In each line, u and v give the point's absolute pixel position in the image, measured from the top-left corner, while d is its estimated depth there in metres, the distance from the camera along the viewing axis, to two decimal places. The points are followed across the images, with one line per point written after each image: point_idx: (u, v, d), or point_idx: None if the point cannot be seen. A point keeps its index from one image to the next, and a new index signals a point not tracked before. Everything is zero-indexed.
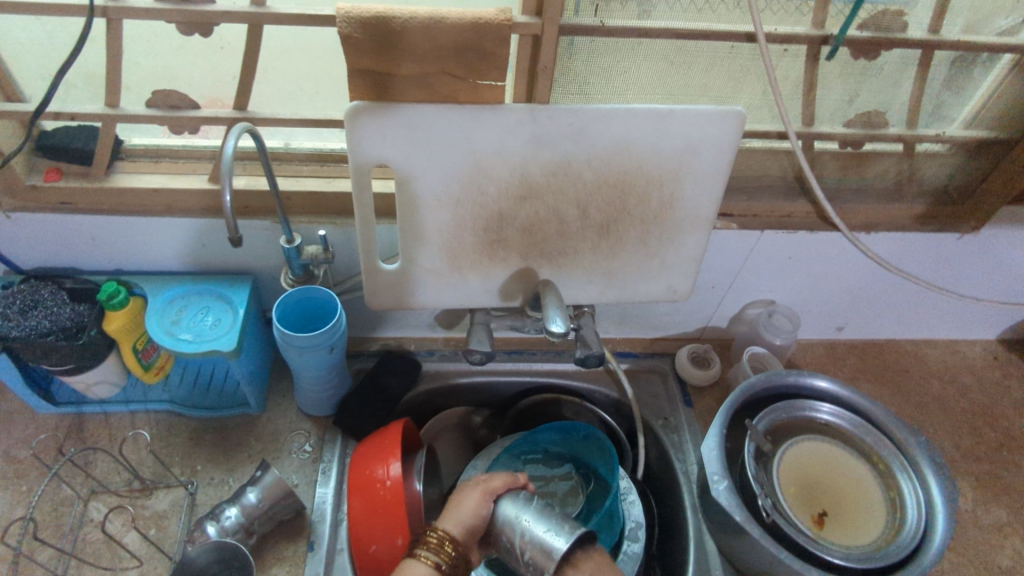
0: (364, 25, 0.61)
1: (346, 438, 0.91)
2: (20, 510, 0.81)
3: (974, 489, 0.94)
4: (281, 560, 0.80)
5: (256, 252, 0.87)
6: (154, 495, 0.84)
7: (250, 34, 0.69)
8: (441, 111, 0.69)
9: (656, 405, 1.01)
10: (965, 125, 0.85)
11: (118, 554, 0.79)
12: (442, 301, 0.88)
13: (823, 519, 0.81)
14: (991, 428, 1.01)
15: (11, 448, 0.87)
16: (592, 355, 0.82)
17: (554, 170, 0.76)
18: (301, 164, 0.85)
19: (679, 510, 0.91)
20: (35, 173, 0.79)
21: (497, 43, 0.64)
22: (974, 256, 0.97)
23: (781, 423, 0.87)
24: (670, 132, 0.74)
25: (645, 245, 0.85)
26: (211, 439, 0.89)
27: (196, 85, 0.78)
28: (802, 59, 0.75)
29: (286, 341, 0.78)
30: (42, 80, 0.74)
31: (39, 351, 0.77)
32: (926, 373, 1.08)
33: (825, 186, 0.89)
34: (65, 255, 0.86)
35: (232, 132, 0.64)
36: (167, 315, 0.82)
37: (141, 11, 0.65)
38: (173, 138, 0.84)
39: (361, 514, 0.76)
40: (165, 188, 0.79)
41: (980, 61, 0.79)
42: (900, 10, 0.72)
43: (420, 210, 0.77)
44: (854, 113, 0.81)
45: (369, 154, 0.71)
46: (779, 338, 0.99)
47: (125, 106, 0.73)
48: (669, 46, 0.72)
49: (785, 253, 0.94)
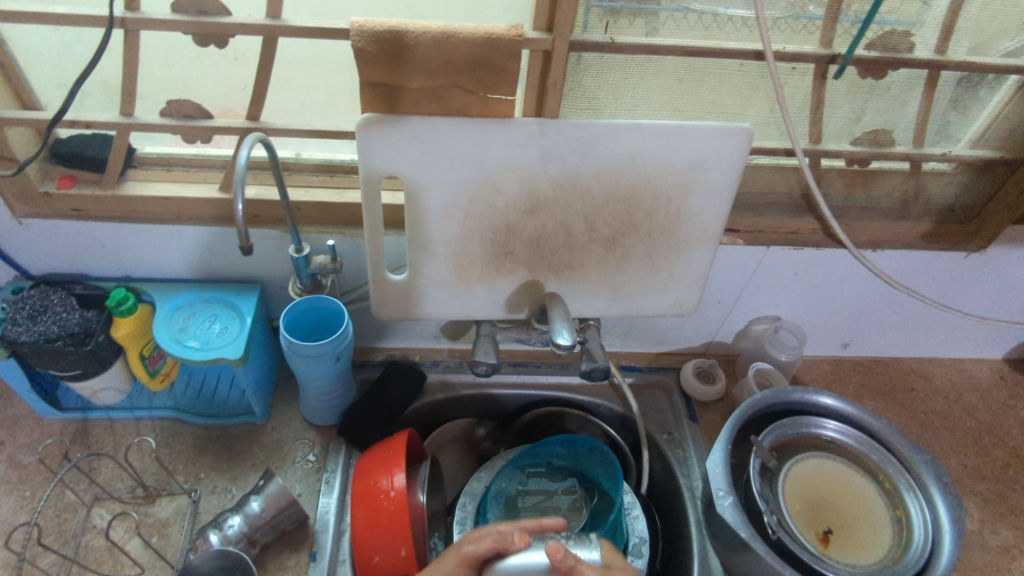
0: (377, 37, 0.62)
1: (350, 448, 0.91)
2: (24, 516, 0.81)
3: (980, 509, 0.93)
4: (283, 569, 0.79)
5: (264, 261, 0.88)
6: (157, 502, 0.83)
7: (265, 46, 0.69)
8: (452, 124, 0.70)
9: (661, 419, 1.01)
10: (971, 144, 0.85)
11: (120, 561, 0.79)
12: (448, 312, 0.88)
13: (828, 537, 0.80)
14: (997, 448, 1.01)
15: (16, 453, 0.87)
16: (597, 370, 0.81)
17: (562, 184, 0.76)
18: (311, 175, 0.86)
19: (684, 525, 0.91)
20: (48, 180, 0.80)
21: (508, 58, 0.64)
22: (980, 275, 0.97)
23: (787, 440, 0.87)
24: (678, 147, 0.75)
25: (652, 259, 0.85)
26: (215, 447, 0.89)
27: (210, 95, 0.79)
28: (810, 78, 0.76)
29: (292, 350, 0.78)
30: (59, 88, 0.75)
31: (46, 356, 0.77)
32: (932, 391, 1.08)
33: (832, 203, 0.90)
34: (75, 262, 0.87)
35: (245, 142, 0.65)
36: (175, 322, 0.83)
37: (159, 23, 0.66)
38: (185, 147, 0.84)
39: (363, 525, 0.76)
40: (176, 196, 0.80)
41: (986, 81, 0.79)
42: (907, 30, 0.73)
43: (429, 222, 0.78)
44: (862, 131, 0.82)
45: (379, 166, 0.71)
46: (784, 354, 1.00)
47: (140, 116, 0.74)
48: (678, 62, 0.73)
49: (792, 270, 0.94)
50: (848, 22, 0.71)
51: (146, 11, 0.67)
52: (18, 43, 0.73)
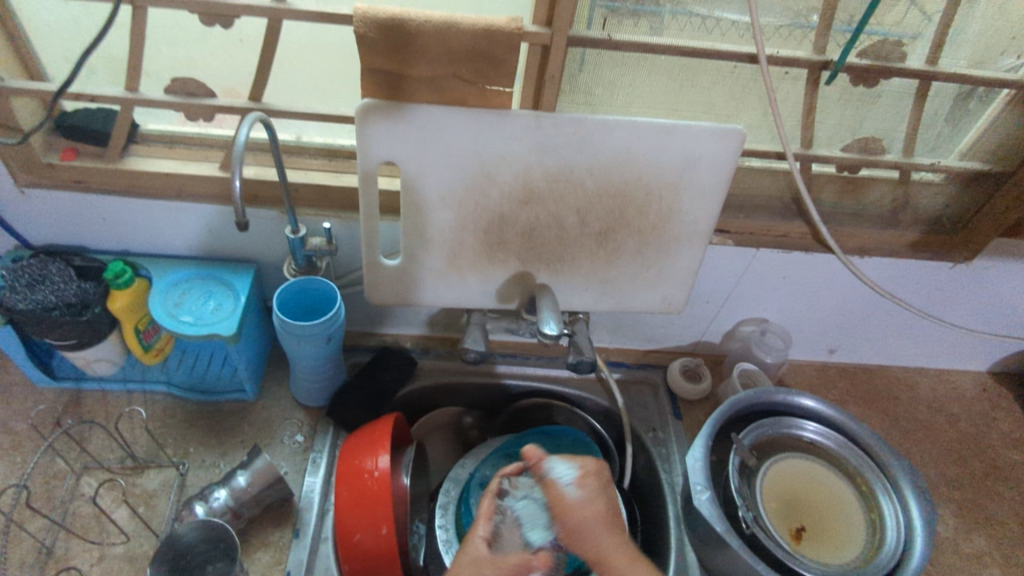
0: (379, 25, 0.63)
1: (338, 430, 0.92)
2: (14, 480, 0.82)
3: (956, 517, 0.94)
4: (266, 545, 0.81)
5: (261, 241, 0.89)
6: (145, 474, 0.85)
7: (270, 28, 0.70)
8: (449, 113, 0.71)
9: (645, 415, 1.02)
10: (961, 156, 0.86)
11: (107, 528, 0.80)
12: (439, 299, 0.89)
13: (801, 534, 0.82)
14: (977, 459, 1.02)
15: (8, 419, 0.88)
16: (584, 361, 0.83)
17: (556, 177, 0.78)
18: (310, 158, 0.87)
19: (663, 519, 0.92)
20: (52, 152, 0.81)
21: (507, 50, 0.66)
22: (967, 287, 0.99)
23: (766, 439, 0.89)
24: (671, 146, 0.76)
25: (642, 255, 0.86)
26: (205, 423, 0.91)
27: (214, 75, 0.80)
28: (802, 83, 0.77)
29: (284, 328, 0.79)
30: (66, 63, 0.77)
31: (42, 324, 0.78)
32: (915, 400, 1.09)
33: (823, 209, 0.91)
34: (76, 234, 0.88)
35: (245, 121, 0.66)
36: (171, 297, 0.84)
37: (166, 1, 0.66)
38: (187, 125, 0.86)
39: (346, 504, 0.77)
40: (177, 172, 0.81)
41: (976, 94, 0.81)
42: (899, 41, 0.74)
43: (423, 209, 0.79)
44: (852, 138, 0.83)
45: (377, 153, 0.73)
46: (770, 357, 1.02)
47: (145, 92, 0.75)
48: (674, 62, 0.74)
49: (780, 273, 0.96)
50: (844, 32, 0.73)
51: None
52: (26, 14, 0.74)
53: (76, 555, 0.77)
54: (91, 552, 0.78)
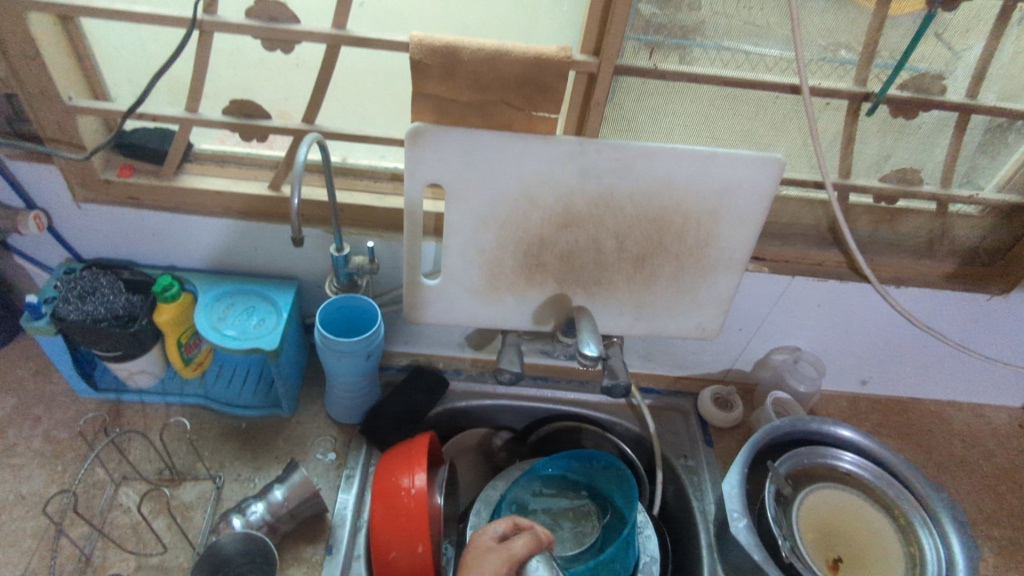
0: (434, 52, 0.66)
1: (371, 449, 0.92)
2: (55, 488, 0.84)
3: (996, 555, 0.92)
4: (300, 560, 0.81)
5: (305, 258, 0.91)
6: (182, 485, 0.86)
7: (328, 54, 0.73)
8: (495, 137, 0.73)
9: (677, 442, 1.02)
10: (997, 189, 0.87)
11: (144, 538, 0.81)
12: (476, 320, 0.91)
13: (839, 565, 0.81)
14: (1013, 495, 1.00)
15: (53, 428, 0.90)
16: (618, 386, 0.82)
17: (597, 202, 0.79)
18: (356, 179, 0.89)
19: (696, 548, 0.91)
20: (110, 168, 0.84)
21: (556, 78, 0.68)
22: (1004, 319, 0.98)
23: (802, 468, 0.88)
24: (712, 172, 0.78)
25: (678, 280, 0.87)
26: (241, 437, 0.92)
27: (269, 99, 0.83)
28: (843, 114, 0.79)
29: (326, 344, 0.81)
30: (130, 85, 0.81)
31: (90, 335, 0.80)
32: (950, 434, 1.08)
33: (858, 238, 0.92)
34: (124, 248, 0.91)
35: (305, 141, 0.69)
36: (216, 311, 0.86)
37: (234, 26, 0.70)
38: (239, 147, 0.89)
39: (381, 521, 0.77)
40: (228, 191, 0.84)
41: (1015, 127, 0.82)
42: (940, 74, 0.75)
43: (466, 231, 0.81)
44: (889, 169, 0.84)
45: (425, 174, 0.75)
46: (802, 385, 1.02)
47: (204, 113, 0.79)
48: (717, 91, 0.76)
49: (815, 301, 0.96)
50: (883, 66, 0.74)
51: (222, 15, 0.71)
52: (97, 38, 0.77)
53: (114, 564, 0.78)
54: (128, 563, 0.78)
